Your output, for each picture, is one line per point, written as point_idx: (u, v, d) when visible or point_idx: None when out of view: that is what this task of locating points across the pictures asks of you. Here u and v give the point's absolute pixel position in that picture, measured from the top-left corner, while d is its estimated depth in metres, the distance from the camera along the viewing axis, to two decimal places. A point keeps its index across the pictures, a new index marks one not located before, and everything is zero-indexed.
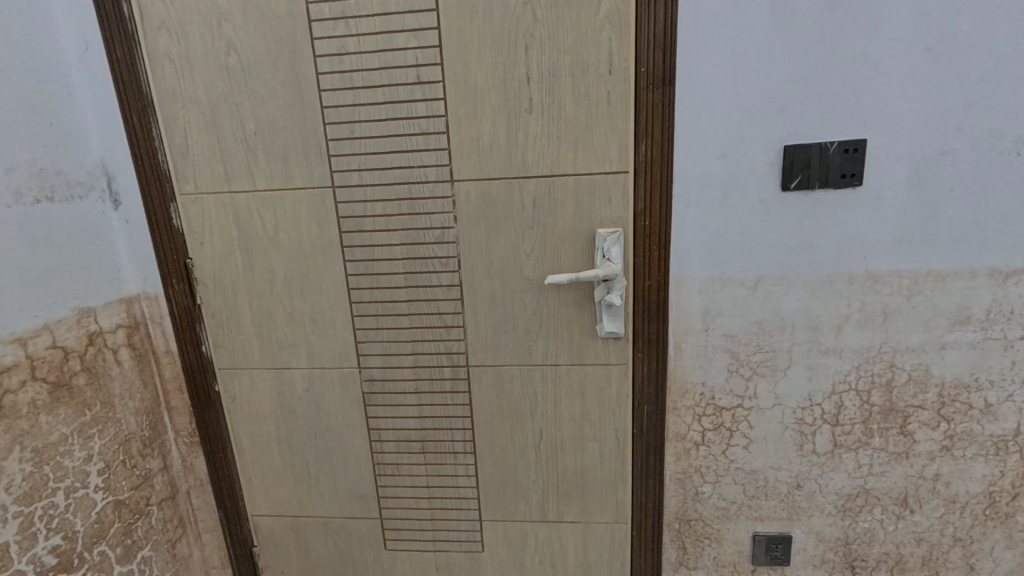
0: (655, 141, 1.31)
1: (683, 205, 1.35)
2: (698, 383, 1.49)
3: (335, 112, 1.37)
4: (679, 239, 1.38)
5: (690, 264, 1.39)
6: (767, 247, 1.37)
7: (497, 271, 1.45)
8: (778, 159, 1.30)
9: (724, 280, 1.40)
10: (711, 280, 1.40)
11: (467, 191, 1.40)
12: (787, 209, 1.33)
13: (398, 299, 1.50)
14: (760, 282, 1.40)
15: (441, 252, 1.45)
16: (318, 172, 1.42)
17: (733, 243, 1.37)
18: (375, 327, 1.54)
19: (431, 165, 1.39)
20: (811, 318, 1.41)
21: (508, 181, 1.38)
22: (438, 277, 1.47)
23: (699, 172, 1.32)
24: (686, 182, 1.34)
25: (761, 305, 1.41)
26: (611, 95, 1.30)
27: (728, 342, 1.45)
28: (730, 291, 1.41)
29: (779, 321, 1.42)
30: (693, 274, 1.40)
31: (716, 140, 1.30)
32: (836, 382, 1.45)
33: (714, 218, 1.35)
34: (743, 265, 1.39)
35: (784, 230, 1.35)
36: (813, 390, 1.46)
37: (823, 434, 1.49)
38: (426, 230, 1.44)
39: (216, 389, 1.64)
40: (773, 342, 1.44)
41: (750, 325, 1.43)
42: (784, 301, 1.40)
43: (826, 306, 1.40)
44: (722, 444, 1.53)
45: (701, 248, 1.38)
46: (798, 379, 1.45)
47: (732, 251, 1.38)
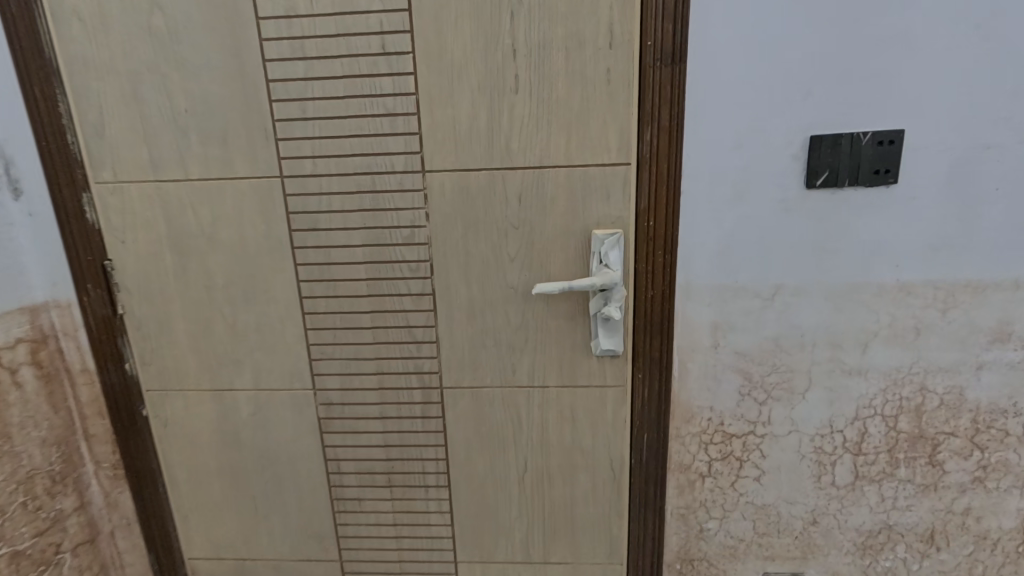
0: (662, 128, 1.12)
1: (693, 204, 1.16)
2: (706, 407, 1.30)
3: (283, 87, 1.15)
4: (687, 243, 1.19)
5: (698, 272, 1.20)
6: (786, 253, 1.19)
7: (477, 278, 1.24)
8: (802, 151, 1.12)
9: (737, 290, 1.21)
10: (722, 290, 1.22)
11: (441, 184, 1.19)
12: (811, 210, 1.16)
13: (360, 309, 1.28)
14: (778, 293, 1.22)
15: (410, 255, 1.24)
16: (263, 159, 1.19)
17: (748, 248, 1.19)
18: (333, 343, 1.31)
19: (398, 152, 1.18)
20: (834, 334, 1.24)
21: (490, 173, 1.18)
22: (407, 284, 1.26)
23: (712, 165, 1.14)
24: (697, 176, 1.15)
25: (778, 319, 1.23)
26: (610, 73, 1.11)
27: (740, 361, 1.27)
28: (743, 303, 1.22)
29: (797, 337, 1.24)
30: (701, 283, 1.21)
31: (733, 127, 1.12)
32: (861, 407, 1.28)
33: (727, 219, 1.17)
34: (759, 273, 1.20)
35: (807, 234, 1.17)
36: (835, 415, 1.29)
37: (844, 464, 1.32)
38: (393, 229, 1.22)
39: (143, 414, 1.39)
40: (790, 361, 1.26)
41: (764, 342, 1.25)
42: (804, 315, 1.23)
43: (852, 321, 1.22)
44: (730, 475, 1.35)
45: (712, 253, 1.19)
46: (817, 403, 1.28)
47: (746, 258, 1.19)
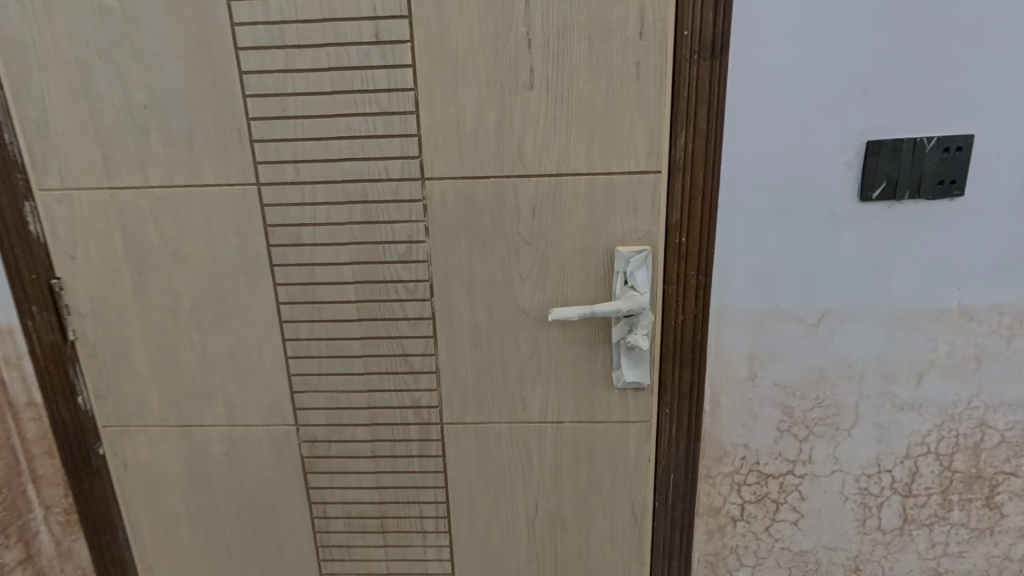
0: (699, 130, 0.98)
1: (731, 217, 1.02)
2: (739, 445, 1.16)
3: (259, 80, 0.99)
4: (724, 262, 1.05)
5: (735, 294, 1.07)
6: (834, 274, 1.05)
7: (483, 300, 1.09)
8: (856, 160, 0.99)
9: (779, 315, 1.08)
10: (761, 315, 1.08)
11: (443, 194, 1.04)
12: (865, 226, 1.02)
13: (350, 336, 1.12)
14: (825, 318, 1.08)
15: (407, 275, 1.08)
16: (236, 163, 1.03)
17: (791, 268, 1.05)
18: (318, 373, 1.15)
19: (393, 157, 1.02)
20: (886, 365, 1.10)
21: (499, 181, 1.02)
22: (403, 308, 1.10)
23: (753, 175, 1.00)
24: (736, 186, 1.01)
25: (823, 348, 1.09)
26: (639, 67, 0.96)
27: (780, 394, 1.13)
28: (785, 330, 1.09)
29: (844, 367, 1.11)
30: (738, 307, 1.07)
31: (778, 132, 0.98)
32: (912, 445, 1.14)
33: (770, 235, 1.03)
34: (803, 296, 1.06)
35: (859, 253, 1.04)
36: (883, 453, 1.15)
37: (892, 506, 1.18)
38: (388, 245, 1.07)
39: (99, 453, 1.22)
40: (836, 394, 1.12)
41: (808, 374, 1.11)
42: (853, 343, 1.09)
43: (906, 350, 1.09)
44: (765, 519, 1.21)
45: (751, 274, 1.05)
46: (865, 441, 1.15)
47: (789, 279, 1.05)
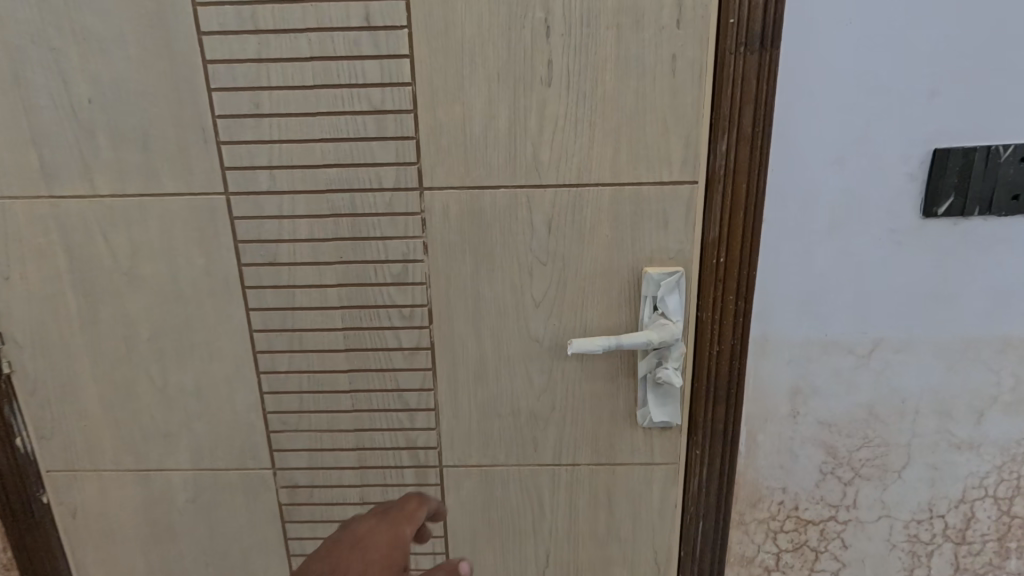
0: (743, 135, 0.84)
1: (776, 235, 0.90)
2: (776, 489, 1.04)
3: (228, 71, 0.83)
4: (765, 284, 0.93)
5: (777, 321, 0.94)
6: (889, 300, 0.93)
7: (491, 328, 0.95)
8: (919, 171, 0.87)
9: (826, 345, 0.95)
10: (805, 344, 0.95)
11: (446, 205, 0.89)
12: (926, 245, 0.90)
13: (335, 369, 0.97)
14: (878, 349, 0.95)
15: (403, 301, 0.94)
16: (201, 169, 0.87)
17: (842, 292, 0.93)
18: (298, 411, 1.00)
19: (386, 163, 0.87)
20: (942, 400, 0.98)
21: (511, 192, 0.88)
22: (397, 338, 0.95)
23: (801, 187, 0.88)
24: (782, 200, 0.89)
25: (875, 381, 0.97)
26: (675, 61, 0.82)
27: (824, 433, 1.00)
28: (832, 361, 0.96)
29: (895, 403, 0.98)
30: (779, 335, 0.95)
31: (831, 138, 0.86)
32: (967, 487, 1.02)
33: (818, 255, 0.91)
34: (854, 324, 0.94)
35: (919, 275, 0.92)
36: (934, 498, 1.03)
37: (942, 555, 1.06)
38: (380, 266, 0.92)
39: (43, 502, 1.05)
40: (887, 432, 1.00)
41: (856, 410, 0.99)
42: (908, 376, 0.97)
43: (966, 384, 0.97)
44: (802, 569, 1.08)
45: (796, 298, 0.93)
46: (916, 484, 1.02)
47: (838, 305, 0.93)
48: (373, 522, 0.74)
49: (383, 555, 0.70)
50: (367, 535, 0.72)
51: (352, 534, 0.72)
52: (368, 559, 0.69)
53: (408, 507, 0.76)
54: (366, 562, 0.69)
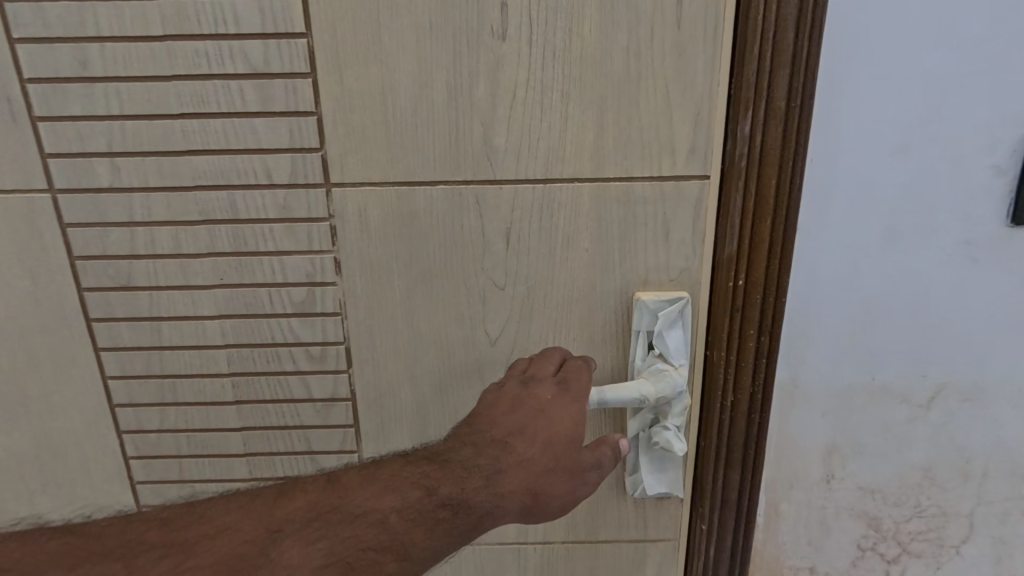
0: (776, 110, 0.60)
1: (814, 248, 0.67)
2: (802, 570, 0.81)
3: (35, 14, 0.57)
4: (798, 313, 0.69)
5: (811, 363, 0.72)
6: (959, 336, 0.71)
7: (433, 371, 0.71)
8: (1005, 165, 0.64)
9: (873, 392, 0.73)
10: (847, 392, 0.73)
11: (363, 209, 0.64)
12: (1009, 265, 0.68)
13: (225, 427, 0.73)
14: (939, 397, 0.73)
15: (310, 338, 0.69)
16: (10, 157, 0.62)
17: (897, 325, 0.70)
18: (179, 481, 0.75)
19: (276, 150, 0.62)
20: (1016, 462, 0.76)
21: (454, 191, 0.64)
22: (306, 386, 0.71)
23: (850, 186, 0.65)
24: (825, 200, 0.65)
25: (932, 437, 0.75)
26: (681, 6, 0.58)
27: (865, 501, 0.78)
28: (881, 414, 0.74)
29: (957, 464, 0.76)
30: (813, 381, 0.72)
31: (893, 119, 0.63)
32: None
33: (871, 273, 0.68)
34: (912, 365, 0.72)
35: (998, 304, 0.69)
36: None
37: None
38: (276, 291, 0.67)
39: None
40: (944, 500, 0.78)
41: (907, 474, 0.77)
42: (974, 430, 0.75)
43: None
44: None
45: (838, 334, 0.70)
46: (976, 562, 0.81)
47: (892, 342, 0.71)
48: (552, 390, 0.64)
49: (568, 432, 0.61)
50: (553, 399, 0.63)
51: (534, 399, 0.62)
52: (556, 431, 0.61)
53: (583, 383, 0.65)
54: (552, 434, 0.60)
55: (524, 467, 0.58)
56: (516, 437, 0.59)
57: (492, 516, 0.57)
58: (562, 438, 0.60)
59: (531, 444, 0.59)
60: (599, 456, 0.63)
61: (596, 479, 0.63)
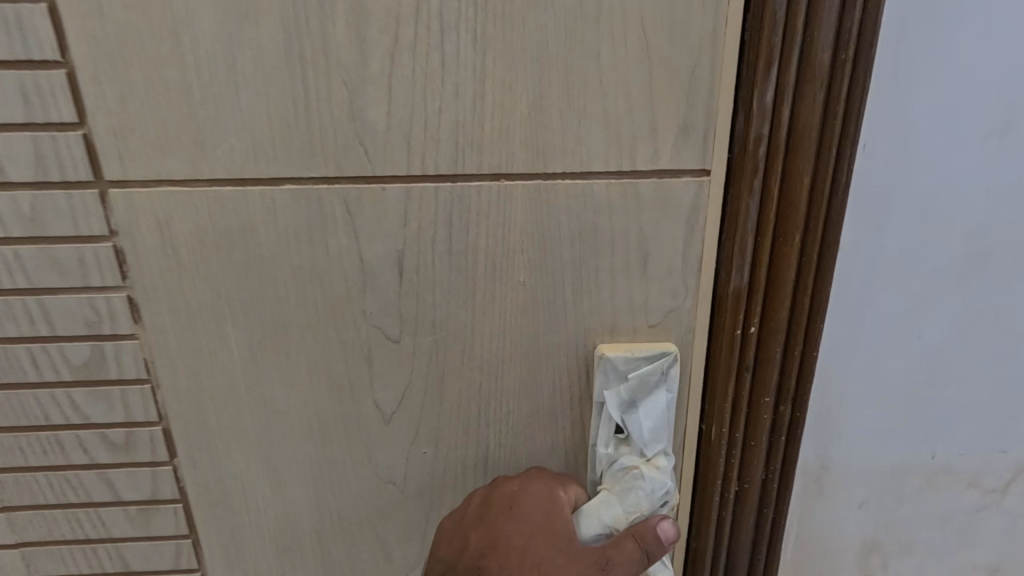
0: (817, 66, 0.37)
1: (859, 277, 0.45)
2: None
3: None
4: (832, 369, 0.48)
5: (847, 438, 0.50)
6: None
7: (301, 458, 0.48)
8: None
9: (931, 476, 0.52)
10: (895, 475, 0.52)
11: (163, 223, 0.40)
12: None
13: None
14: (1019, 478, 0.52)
15: (105, 417, 0.45)
16: None
17: (971, 386, 0.49)
18: None
19: (7, 127, 0.38)
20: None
21: (309, 193, 0.40)
22: (108, 485, 0.47)
23: (920, 187, 0.43)
24: (882, 207, 0.43)
25: (1004, 533, 0.54)
26: None
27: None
28: (940, 503, 0.53)
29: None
30: (850, 461, 0.51)
31: (991, 83, 0.41)
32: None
33: (938, 312, 0.46)
34: (986, 439, 0.51)
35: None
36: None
37: None
38: (40, 351, 0.43)
39: None
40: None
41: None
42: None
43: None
44: None
45: (888, 399, 0.49)
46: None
47: (964, 408, 0.50)
48: (521, 480, 0.46)
49: (556, 529, 0.43)
50: (523, 483, 0.45)
51: (500, 499, 0.45)
52: (539, 537, 0.43)
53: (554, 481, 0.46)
54: (535, 538, 0.43)
55: None
56: (491, 557, 0.43)
57: None
58: (548, 540, 0.43)
59: (512, 559, 0.42)
60: (611, 556, 0.42)
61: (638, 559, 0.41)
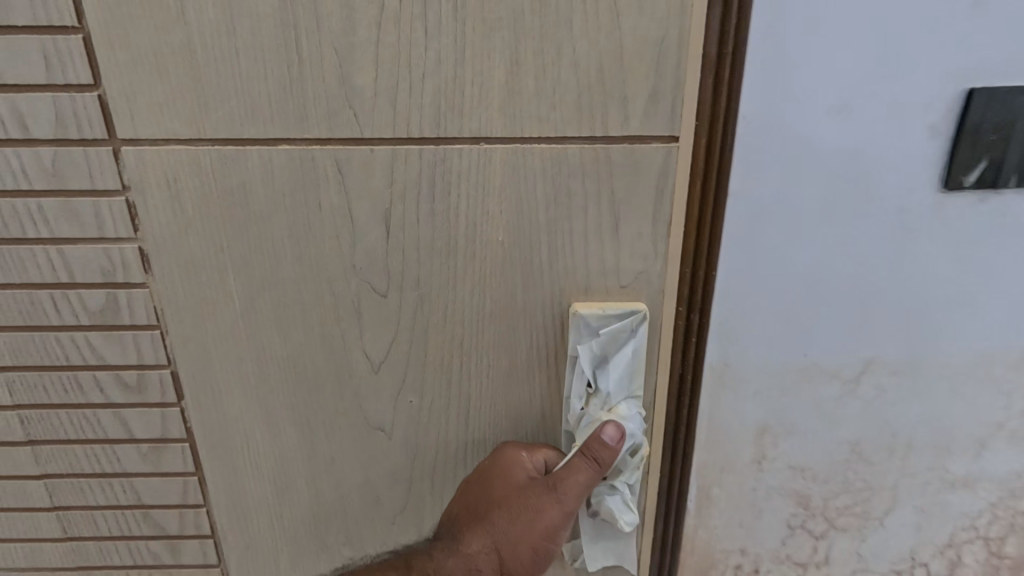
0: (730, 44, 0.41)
1: (742, 223, 0.46)
2: (733, 554, 0.56)
3: None
4: (720, 317, 0.48)
5: (741, 374, 0.50)
6: (930, 307, 0.48)
7: (278, 403, 0.51)
8: (998, 90, 0.42)
9: (807, 371, 0.50)
10: (774, 371, 0.50)
11: (171, 179, 0.44)
12: (1005, 222, 0.46)
13: (21, 474, 0.54)
14: (870, 371, 0.50)
15: (119, 359, 0.50)
16: None
17: (848, 286, 0.48)
18: None
19: (31, 88, 0.42)
20: (957, 438, 0.53)
21: (303, 153, 0.43)
22: (122, 422, 0.52)
23: (802, 83, 0.42)
24: (759, 153, 0.44)
25: (863, 416, 0.52)
26: None
27: (795, 486, 0.54)
28: (811, 395, 0.51)
29: (888, 440, 0.53)
30: (744, 397, 0.51)
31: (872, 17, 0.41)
32: (996, 565, 0.57)
33: (824, 263, 0.47)
34: (871, 356, 0.50)
35: (988, 265, 0.47)
36: (948, 569, 0.57)
37: None
38: (61, 296, 0.47)
39: None
40: (876, 479, 0.54)
41: (835, 453, 0.53)
42: (918, 404, 0.52)
43: (1003, 406, 0.52)
44: None
45: (774, 308, 0.48)
46: (904, 539, 0.56)
47: (849, 322, 0.49)
48: (490, 459, 0.48)
49: (523, 488, 0.46)
50: (493, 457, 0.48)
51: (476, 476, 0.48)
52: (511, 499, 0.46)
53: (520, 450, 0.48)
54: (508, 500, 0.46)
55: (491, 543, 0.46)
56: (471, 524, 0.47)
57: None
58: (518, 500, 0.46)
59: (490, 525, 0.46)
60: (577, 484, 0.45)
61: (591, 467, 0.45)
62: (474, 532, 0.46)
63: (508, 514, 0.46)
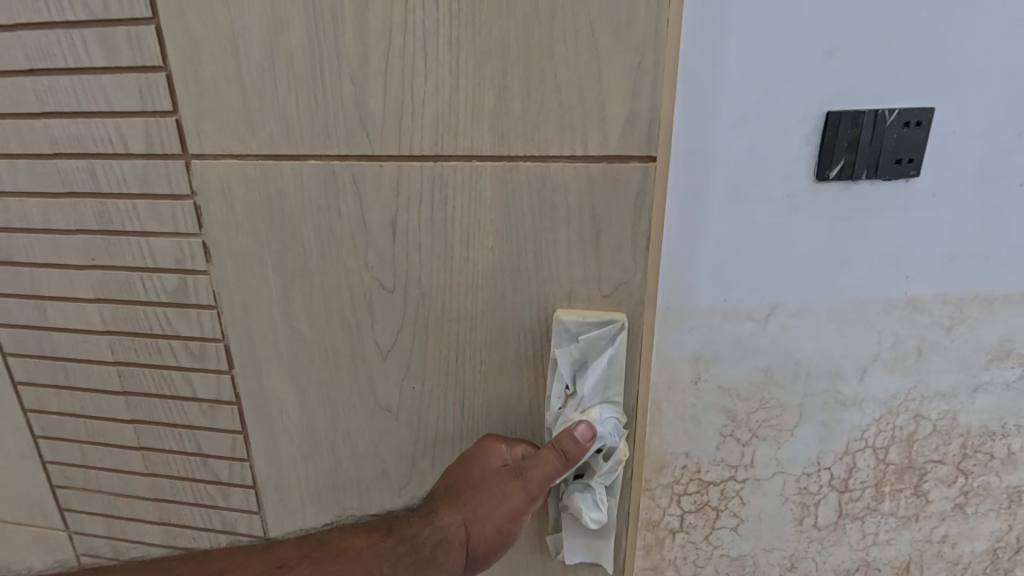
0: None
1: (679, 207, 0.69)
2: (680, 456, 0.81)
3: None
4: (670, 270, 0.73)
5: (684, 312, 0.74)
6: (825, 270, 0.72)
7: (303, 376, 0.60)
8: (844, 112, 0.66)
9: (730, 313, 0.74)
10: (706, 311, 0.74)
11: (227, 186, 0.53)
12: (856, 201, 0.70)
13: (118, 418, 0.68)
14: (776, 313, 0.74)
15: (188, 331, 0.61)
16: None
17: (755, 251, 0.72)
18: (82, 466, 0.72)
19: (130, 114, 0.53)
20: (845, 364, 0.77)
21: (327, 168, 0.51)
22: (189, 383, 0.63)
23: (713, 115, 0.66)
24: (686, 160, 0.68)
25: (774, 347, 0.76)
26: None
27: (725, 404, 0.78)
28: (734, 329, 0.75)
29: (794, 367, 0.76)
30: (685, 330, 0.75)
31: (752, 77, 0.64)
32: (884, 469, 0.81)
33: (736, 233, 0.70)
34: (771, 302, 0.74)
35: (850, 240, 0.71)
36: (847, 471, 0.81)
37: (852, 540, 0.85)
38: (148, 277, 0.59)
39: None
40: (786, 398, 0.77)
41: (752, 377, 0.77)
42: (811, 337, 0.75)
43: (877, 340, 0.75)
44: (705, 530, 0.84)
45: (705, 265, 0.72)
46: (811, 446, 0.80)
47: (755, 276, 0.73)
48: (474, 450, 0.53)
49: (496, 476, 0.52)
50: (476, 448, 0.53)
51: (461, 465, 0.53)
52: (485, 484, 0.52)
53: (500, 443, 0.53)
54: (482, 485, 0.52)
55: (465, 521, 0.52)
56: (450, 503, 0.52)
57: (445, 551, 0.51)
58: (492, 486, 0.51)
59: (465, 505, 0.52)
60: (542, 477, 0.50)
61: (556, 461, 0.50)
62: (452, 510, 0.52)
63: (480, 493, 0.52)
